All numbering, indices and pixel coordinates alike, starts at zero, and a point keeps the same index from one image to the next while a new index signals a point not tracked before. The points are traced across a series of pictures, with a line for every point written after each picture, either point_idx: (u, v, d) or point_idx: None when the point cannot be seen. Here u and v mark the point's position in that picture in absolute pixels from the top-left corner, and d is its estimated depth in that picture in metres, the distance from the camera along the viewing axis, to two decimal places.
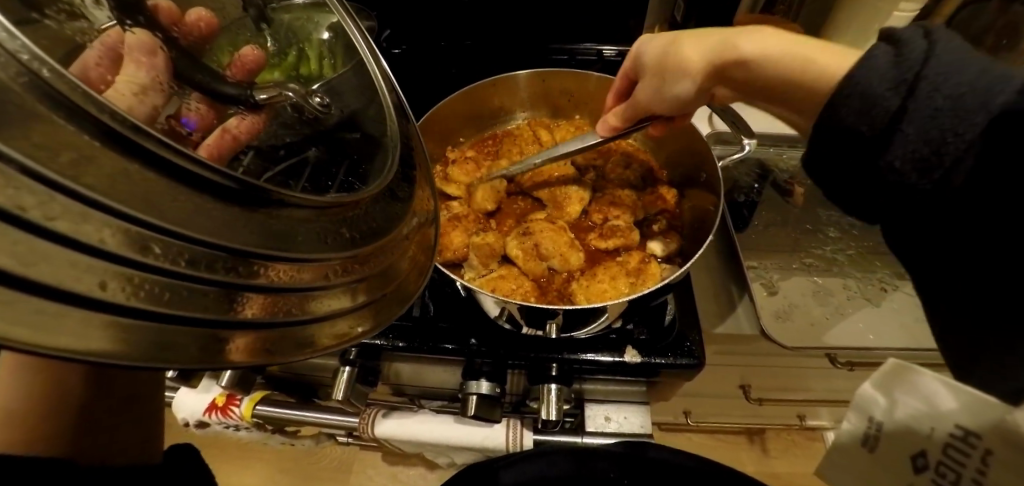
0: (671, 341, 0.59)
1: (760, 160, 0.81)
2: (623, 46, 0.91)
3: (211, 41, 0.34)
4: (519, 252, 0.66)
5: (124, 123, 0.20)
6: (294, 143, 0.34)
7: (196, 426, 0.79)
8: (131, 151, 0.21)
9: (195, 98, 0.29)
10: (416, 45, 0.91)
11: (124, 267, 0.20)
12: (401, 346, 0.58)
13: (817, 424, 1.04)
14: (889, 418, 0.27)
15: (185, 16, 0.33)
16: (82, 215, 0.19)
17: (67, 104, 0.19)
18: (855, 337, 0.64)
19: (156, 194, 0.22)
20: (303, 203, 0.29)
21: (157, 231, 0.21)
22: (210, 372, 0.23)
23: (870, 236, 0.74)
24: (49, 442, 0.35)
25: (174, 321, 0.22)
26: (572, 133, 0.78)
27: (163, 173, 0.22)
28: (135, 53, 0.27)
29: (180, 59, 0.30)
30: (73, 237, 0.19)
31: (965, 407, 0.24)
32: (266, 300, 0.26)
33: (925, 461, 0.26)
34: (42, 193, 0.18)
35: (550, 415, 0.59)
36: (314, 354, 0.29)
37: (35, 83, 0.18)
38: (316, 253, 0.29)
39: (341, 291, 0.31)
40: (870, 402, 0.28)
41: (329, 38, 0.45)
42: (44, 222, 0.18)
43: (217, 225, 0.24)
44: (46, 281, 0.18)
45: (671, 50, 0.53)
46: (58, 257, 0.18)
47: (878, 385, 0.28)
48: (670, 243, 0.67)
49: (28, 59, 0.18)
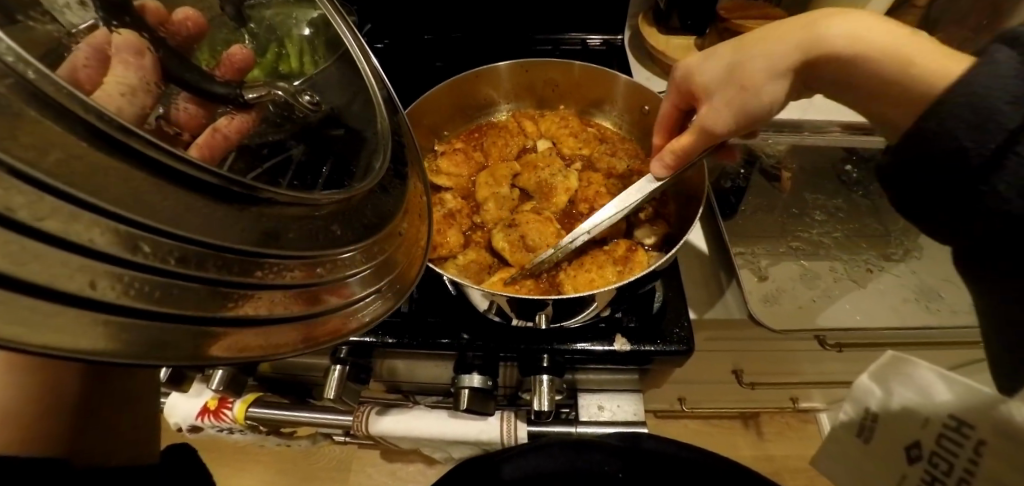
0: (661, 328, 0.59)
1: (747, 146, 0.81)
2: (609, 35, 0.91)
3: (202, 40, 0.34)
4: (506, 245, 0.66)
5: (110, 123, 0.19)
6: (275, 141, 0.33)
7: (189, 430, 0.79)
8: (120, 151, 0.20)
9: (183, 98, 0.28)
10: (399, 39, 0.90)
11: (115, 267, 0.20)
12: (391, 342, 0.58)
13: (810, 406, 1.06)
14: (883, 406, 0.38)
15: (172, 15, 0.33)
16: (73, 216, 0.18)
17: (55, 106, 0.17)
18: (843, 318, 0.65)
19: (143, 193, 0.20)
20: (292, 201, 0.28)
21: (146, 230, 0.20)
22: (200, 370, 0.23)
23: (855, 219, 0.75)
24: (50, 439, 0.34)
25: (165, 319, 0.22)
26: (557, 124, 0.79)
27: (157, 175, 0.21)
28: (122, 53, 0.26)
29: (168, 59, 0.30)
30: (62, 236, 0.18)
31: (957, 397, 0.33)
32: (258, 298, 0.26)
33: (919, 450, 0.35)
34: (31, 194, 0.17)
35: (543, 406, 0.59)
36: (307, 350, 0.29)
37: (21, 85, 0.16)
38: (308, 249, 0.28)
39: (333, 287, 0.30)
40: (869, 393, 0.38)
41: (310, 34, 0.44)
42: (33, 221, 0.17)
43: (206, 225, 0.23)
44: (40, 282, 0.17)
45: (740, 55, 0.51)
46: (50, 257, 0.18)
47: (874, 379, 0.38)
48: (657, 230, 0.68)
49: (13, 61, 0.16)
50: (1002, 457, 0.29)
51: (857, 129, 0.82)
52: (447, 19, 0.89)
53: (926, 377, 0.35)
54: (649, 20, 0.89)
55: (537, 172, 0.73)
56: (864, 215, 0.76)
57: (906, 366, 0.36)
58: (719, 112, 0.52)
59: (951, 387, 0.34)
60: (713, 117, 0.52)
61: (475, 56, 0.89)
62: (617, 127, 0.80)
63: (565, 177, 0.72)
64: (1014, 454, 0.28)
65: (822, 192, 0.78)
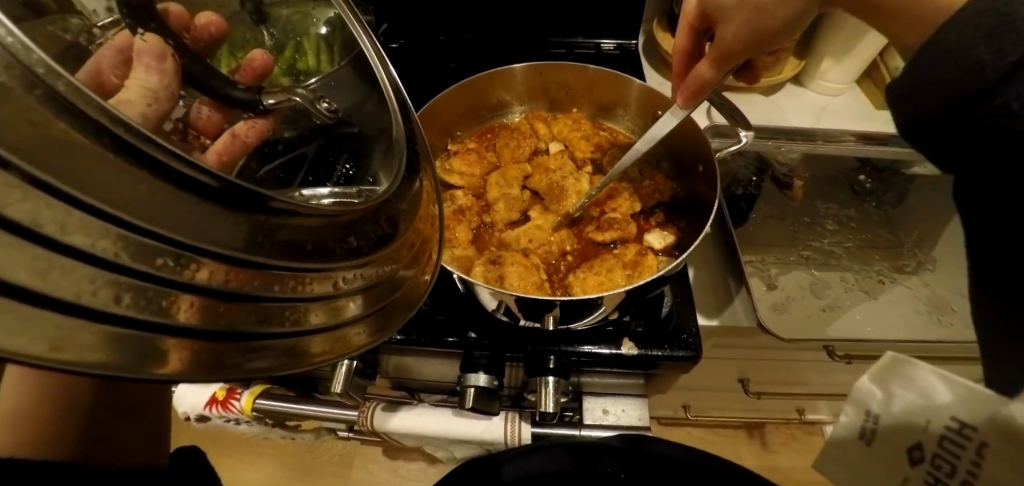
0: (669, 333, 0.59)
1: (759, 153, 0.81)
2: (623, 39, 0.91)
3: (226, 41, 0.35)
4: (483, 278, 0.62)
5: (135, 134, 0.18)
6: (291, 139, 0.35)
7: (196, 420, 0.80)
8: (140, 159, 0.19)
9: (201, 103, 0.29)
10: (414, 39, 0.90)
11: (134, 280, 0.19)
12: (398, 339, 0.58)
13: (816, 418, 1.05)
14: (885, 410, 0.30)
15: (195, 19, 0.33)
16: (100, 229, 0.18)
17: (81, 115, 0.17)
18: (853, 330, 0.64)
19: (167, 205, 0.20)
20: (313, 212, 0.27)
21: (169, 243, 0.20)
22: (146, 382, 0.19)
23: (867, 228, 0.75)
24: (54, 440, 0.35)
25: (155, 328, 0.20)
26: (570, 127, 0.79)
27: (171, 181, 0.20)
28: (145, 57, 0.27)
29: (190, 65, 0.30)
30: (86, 250, 0.18)
31: (957, 399, 0.26)
32: (196, 302, 0.22)
33: (920, 453, 0.29)
34: (60, 209, 0.17)
35: (548, 407, 0.59)
36: (307, 366, 0.27)
37: (50, 95, 0.16)
38: (324, 263, 0.27)
39: (340, 301, 0.29)
40: (868, 395, 0.30)
41: (326, 33, 0.44)
42: (61, 236, 0.17)
43: (226, 238, 0.22)
44: (64, 297, 0.17)
45: None
46: (77, 272, 0.18)
47: (874, 379, 0.30)
48: (668, 236, 0.68)
49: (44, 72, 0.16)
50: (1006, 460, 0.24)
51: (871, 139, 0.82)
52: (462, 20, 0.89)
53: (926, 379, 0.28)
54: (664, 24, 0.89)
55: (549, 174, 0.74)
56: (877, 225, 0.75)
57: (905, 364, 0.29)
58: (732, 29, 0.48)
59: (951, 388, 0.27)
60: (730, 33, 0.49)
61: (488, 57, 0.89)
62: (630, 133, 0.80)
63: (576, 180, 0.73)
64: (1014, 456, 0.23)
65: (834, 201, 0.78)
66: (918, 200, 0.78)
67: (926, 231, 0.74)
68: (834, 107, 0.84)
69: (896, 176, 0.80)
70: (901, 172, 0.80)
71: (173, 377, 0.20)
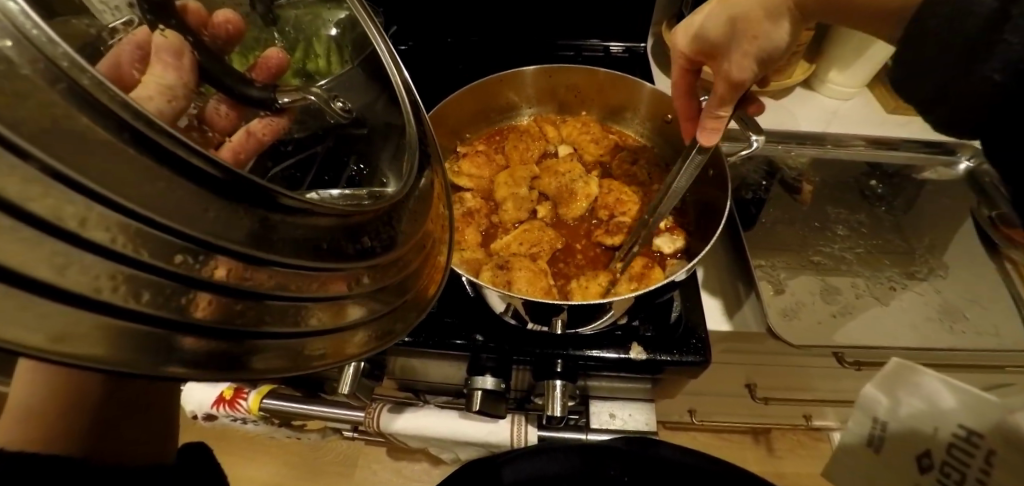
0: (679, 338, 0.59)
1: (768, 158, 0.81)
2: (631, 42, 0.91)
3: (241, 40, 0.35)
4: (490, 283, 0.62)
5: (154, 126, 0.18)
6: (303, 138, 0.35)
7: (204, 419, 0.80)
8: (157, 152, 0.19)
9: (218, 98, 0.29)
10: (423, 40, 0.91)
11: (151, 276, 0.20)
12: (406, 341, 0.58)
13: (823, 424, 1.04)
14: (890, 416, 0.39)
15: (212, 16, 0.34)
16: (117, 225, 0.18)
17: (98, 105, 0.17)
18: (863, 336, 0.64)
19: (181, 199, 0.20)
20: (328, 211, 0.27)
21: (182, 237, 0.20)
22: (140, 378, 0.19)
23: (878, 234, 0.74)
24: (61, 437, 0.35)
25: (152, 322, 0.20)
26: (578, 130, 0.79)
27: (178, 171, 0.20)
28: (164, 53, 0.27)
29: (208, 62, 0.30)
30: (106, 245, 0.18)
31: (960, 406, 0.35)
32: (211, 299, 0.22)
33: (928, 459, 0.37)
34: (81, 204, 0.17)
35: (555, 410, 0.59)
36: (326, 366, 0.28)
37: (73, 89, 0.16)
38: (339, 263, 0.27)
39: (358, 300, 0.30)
40: (876, 403, 0.40)
41: (337, 34, 0.44)
42: (79, 230, 0.17)
43: (243, 235, 0.22)
44: (80, 291, 0.17)
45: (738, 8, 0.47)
46: (95, 267, 0.18)
47: (882, 390, 0.39)
48: (678, 239, 0.68)
49: (68, 66, 0.16)
50: (1004, 464, 0.31)
51: (881, 143, 0.81)
52: (471, 22, 0.90)
53: (930, 385, 0.36)
54: (672, 28, 0.89)
55: (557, 176, 0.74)
56: (888, 230, 0.74)
57: (913, 375, 0.37)
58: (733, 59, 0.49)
59: (955, 395, 0.35)
60: (731, 66, 0.49)
61: (495, 59, 0.89)
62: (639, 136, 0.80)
63: (585, 183, 0.73)
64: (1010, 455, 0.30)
65: (843, 206, 0.77)
66: (929, 206, 0.77)
67: (937, 237, 0.74)
68: (844, 112, 0.85)
69: (907, 180, 0.80)
70: (911, 177, 0.80)
71: (182, 375, 0.21)
